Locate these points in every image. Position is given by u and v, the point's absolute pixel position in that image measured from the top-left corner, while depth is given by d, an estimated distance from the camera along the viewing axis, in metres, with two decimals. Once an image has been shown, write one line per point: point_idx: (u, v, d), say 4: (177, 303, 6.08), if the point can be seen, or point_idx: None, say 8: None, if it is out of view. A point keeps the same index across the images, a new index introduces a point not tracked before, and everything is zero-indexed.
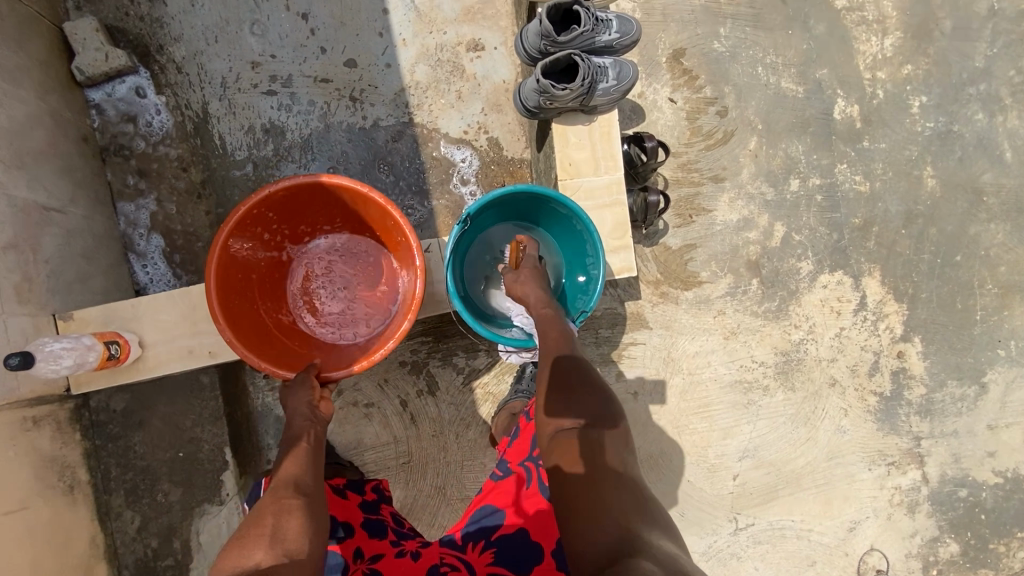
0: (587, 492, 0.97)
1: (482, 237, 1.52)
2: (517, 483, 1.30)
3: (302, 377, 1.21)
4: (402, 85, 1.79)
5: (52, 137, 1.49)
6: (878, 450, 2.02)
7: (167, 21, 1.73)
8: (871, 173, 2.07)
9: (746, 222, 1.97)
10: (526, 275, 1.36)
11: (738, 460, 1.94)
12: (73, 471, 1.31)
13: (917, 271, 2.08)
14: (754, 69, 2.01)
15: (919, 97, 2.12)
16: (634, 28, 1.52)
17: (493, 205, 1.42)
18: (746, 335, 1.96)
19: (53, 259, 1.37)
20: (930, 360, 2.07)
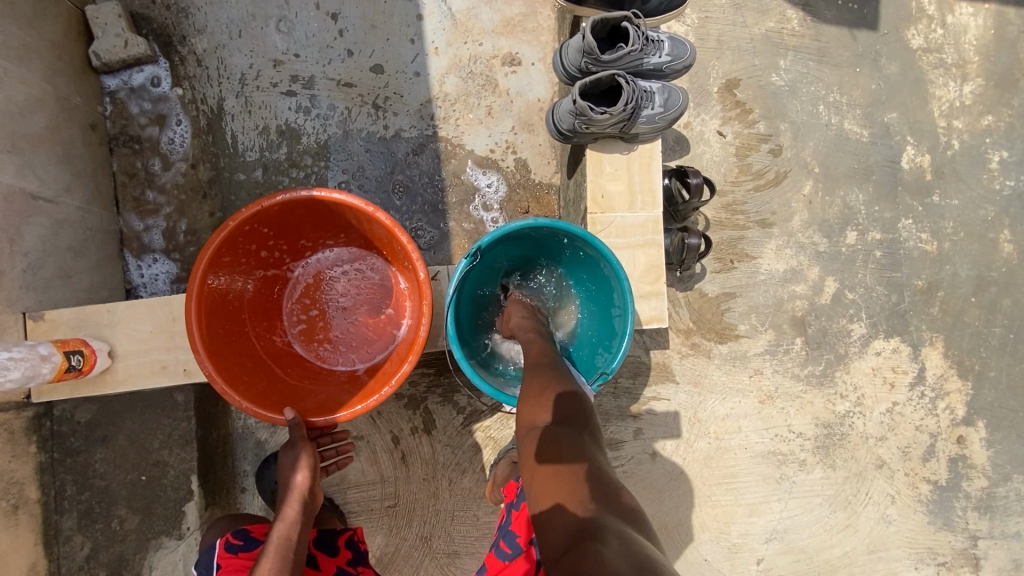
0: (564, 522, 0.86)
1: (497, 272, 1.37)
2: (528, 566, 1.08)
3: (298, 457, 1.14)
4: (429, 96, 1.67)
5: (54, 122, 1.41)
6: (927, 547, 1.77)
7: (192, 11, 1.64)
8: (939, 231, 1.85)
9: (793, 274, 1.77)
10: (512, 305, 1.29)
11: (764, 543, 1.71)
12: (21, 488, 1.18)
13: (986, 346, 1.84)
14: (814, 107, 1.83)
15: (1000, 151, 1.90)
16: (688, 51, 1.36)
17: (510, 238, 1.27)
18: (785, 401, 1.74)
19: (32, 252, 1.26)
20: (994, 448, 1.82)
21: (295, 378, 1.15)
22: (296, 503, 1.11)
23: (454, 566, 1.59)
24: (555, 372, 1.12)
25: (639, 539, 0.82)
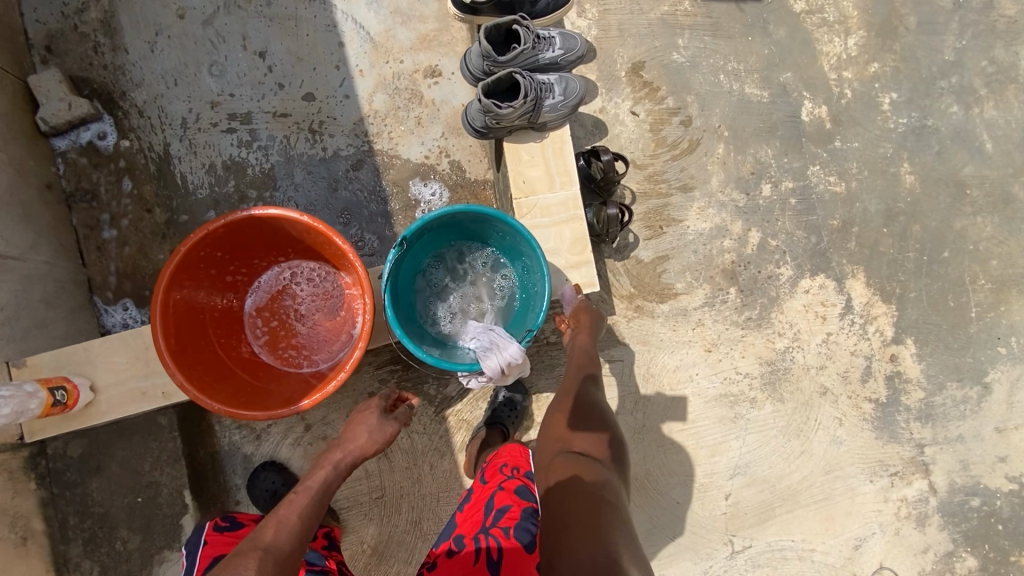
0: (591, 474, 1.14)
1: (429, 261, 1.47)
2: (467, 557, 1.17)
3: (372, 423, 1.33)
4: (361, 115, 1.81)
5: (12, 186, 1.51)
6: (878, 460, 1.92)
7: (129, 68, 1.77)
8: (845, 173, 2.03)
9: (719, 230, 1.93)
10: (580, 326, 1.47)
11: (728, 479, 1.85)
12: (26, 522, 1.28)
13: (903, 270, 2.01)
14: (716, 77, 2.00)
15: (889, 93, 2.09)
16: (578, 43, 1.54)
17: (430, 228, 1.38)
18: (728, 346, 1.89)
19: (7, 306, 1.37)
20: (926, 361, 1.98)
21: (261, 384, 1.26)
22: (344, 448, 1.26)
23: None
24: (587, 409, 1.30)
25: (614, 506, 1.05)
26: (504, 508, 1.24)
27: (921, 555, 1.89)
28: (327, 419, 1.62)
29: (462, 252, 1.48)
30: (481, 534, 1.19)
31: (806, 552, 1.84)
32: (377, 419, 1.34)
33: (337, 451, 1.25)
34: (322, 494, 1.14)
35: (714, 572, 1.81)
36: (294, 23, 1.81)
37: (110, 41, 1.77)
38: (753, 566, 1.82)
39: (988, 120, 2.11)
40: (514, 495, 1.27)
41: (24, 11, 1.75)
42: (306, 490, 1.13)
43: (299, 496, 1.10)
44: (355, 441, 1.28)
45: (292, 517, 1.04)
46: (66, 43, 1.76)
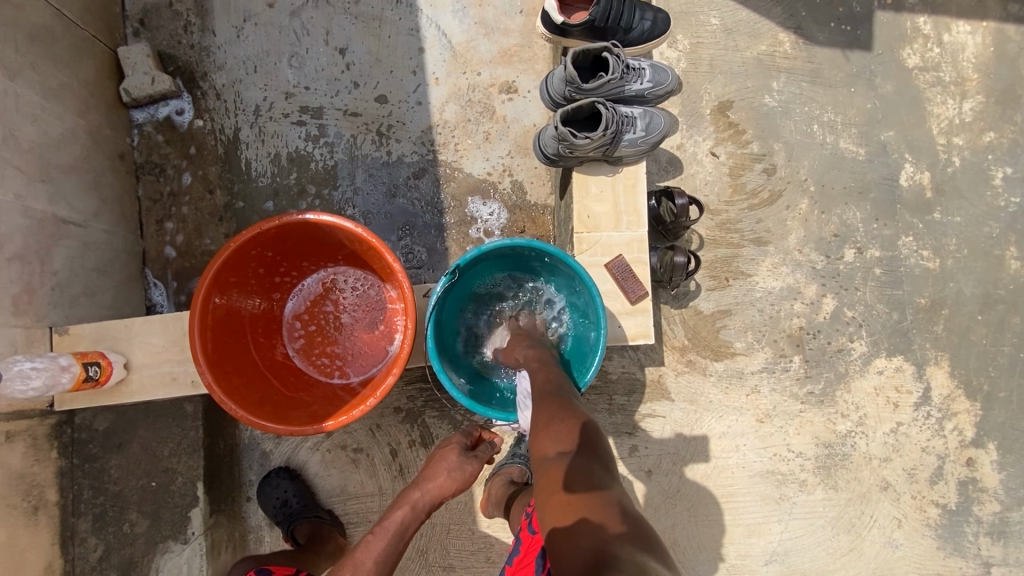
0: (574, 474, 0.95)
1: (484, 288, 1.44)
2: None
3: (462, 460, 1.21)
4: (430, 123, 1.76)
5: (85, 154, 1.54)
6: (937, 574, 1.71)
7: (214, 50, 1.78)
8: (941, 248, 1.83)
9: (790, 291, 1.78)
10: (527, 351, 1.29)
11: (763, 565, 1.68)
12: (41, 490, 1.27)
13: (995, 365, 1.79)
14: (808, 126, 1.85)
15: (1003, 167, 1.88)
16: (669, 78, 1.43)
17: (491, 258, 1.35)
18: (783, 419, 1.73)
19: (60, 272, 1.38)
20: (1008, 472, 1.76)
21: (289, 393, 1.22)
22: (426, 492, 1.16)
23: None
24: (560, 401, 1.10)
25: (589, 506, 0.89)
26: None
27: None
28: (350, 429, 1.59)
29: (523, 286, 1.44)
30: None
31: None
32: (460, 456, 1.22)
33: (420, 491, 1.16)
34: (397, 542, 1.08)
35: None
36: (378, 23, 1.79)
37: (200, 21, 1.79)
38: None
39: None
40: None
41: None
42: (381, 537, 1.08)
43: (370, 548, 1.06)
44: (436, 479, 1.18)
45: (365, 565, 1.03)
46: (160, 19, 1.79)
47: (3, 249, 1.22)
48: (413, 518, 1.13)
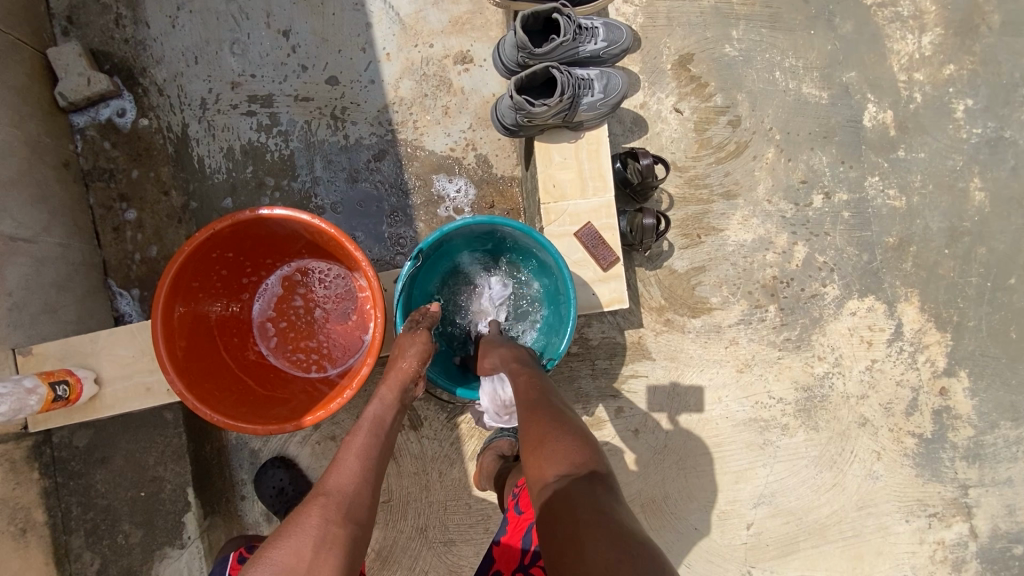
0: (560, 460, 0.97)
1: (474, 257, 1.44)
2: None
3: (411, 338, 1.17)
4: (386, 102, 1.71)
5: (25, 165, 1.46)
6: (917, 499, 1.79)
7: (150, 44, 1.70)
8: (907, 186, 1.85)
9: (762, 242, 1.79)
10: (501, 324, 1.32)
11: (752, 507, 1.74)
12: (28, 512, 1.26)
13: (963, 297, 1.84)
14: (770, 74, 1.83)
15: (964, 100, 1.89)
16: (623, 35, 1.41)
17: (471, 233, 1.34)
18: (762, 368, 1.77)
19: (15, 291, 1.33)
20: (979, 397, 1.82)
21: (270, 391, 1.21)
22: (391, 392, 1.13)
23: (451, 554, 1.64)
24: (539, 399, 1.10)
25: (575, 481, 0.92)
26: None
27: None
28: (336, 420, 1.58)
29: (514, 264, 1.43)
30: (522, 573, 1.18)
31: None
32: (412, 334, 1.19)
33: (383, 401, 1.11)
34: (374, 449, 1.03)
35: None
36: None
37: (131, 13, 1.70)
38: None
39: None
40: None
41: None
42: (356, 452, 1.00)
43: (352, 461, 0.98)
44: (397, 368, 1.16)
45: (350, 461, 0.98)
46: (88, 14, 1.69)
47: None
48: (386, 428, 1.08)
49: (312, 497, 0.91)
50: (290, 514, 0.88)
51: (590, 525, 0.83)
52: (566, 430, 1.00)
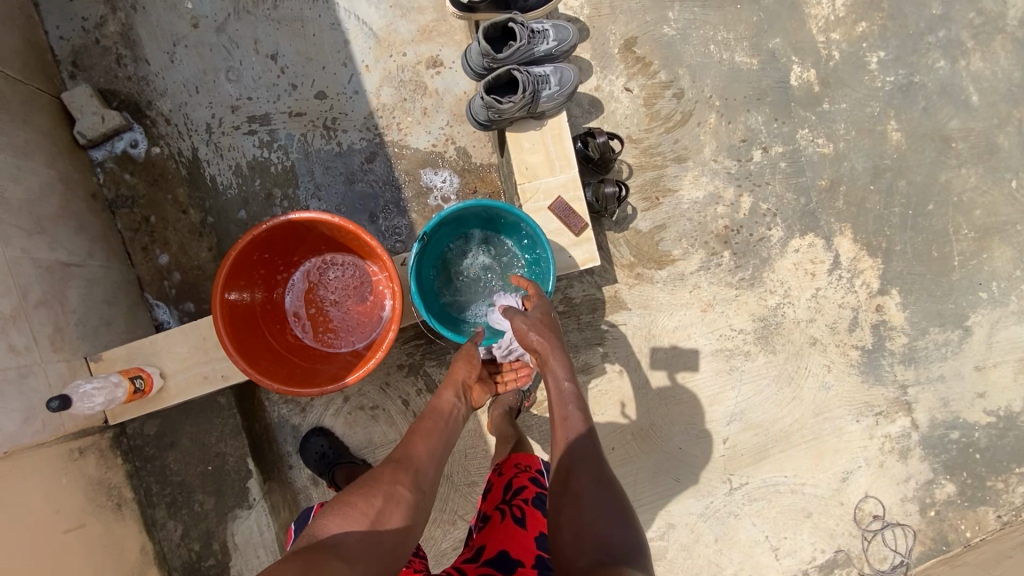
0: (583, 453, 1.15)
1: (481, 233, 1.69)
2: (494, 522, 1.28)
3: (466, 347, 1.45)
4: (370, 110, 1.92)
5: (64, 200, 1.66)
6: (864, 401, 2.09)
7: (152, 79, 1.89)
8: (833, 134, 2.12)
9: (712, 197, 2.06)
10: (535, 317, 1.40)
11: (726, 424, 2.04)
12: (119, 491, 1.50)
13: (889, 225, 2.13)
14: (706, 48, 2.08)
15: (876, 52, 2.15)
16: (570, 34, 1.65)
17: (463, 215, 1.59)
18: (723, 305, 2.05)
19: (78, 309, 1.55)
20: (909, 309, 2.12)
21: (312, 364, 1.46)
22: (448, 395, 1.34)
23: (475, 493, 1.92)
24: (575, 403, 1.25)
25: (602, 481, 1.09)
26: (521, 487, 1.33)
27: (904, 483, 2.10)
28: (363, 390, 1.84)
29: (515, 251, 1.67)
30: (502, 505, 1.31)
31: (798, 486, 2.06)
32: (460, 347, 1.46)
33: (444, 396, 1.34)
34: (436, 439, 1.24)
35: (715, 507, 2.03)
36: (301, 24, 1.92)
37: (131, 53, 1.89)
38: (748, 499, 2.04)
39: (974, 73, 2.18)
40: (528, 479, 1.36)
41: (48, 29, 1.85)
42: (422, 434, 1.23)
43: (420, 443, 1.20)
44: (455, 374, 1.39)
45: (420, 441, 1.21)
46: (91, 58, 1.87)
47: (28, 299, 1.39)
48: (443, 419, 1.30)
49: (387, 464, 1.13)
50: (369, 473, 1.09)
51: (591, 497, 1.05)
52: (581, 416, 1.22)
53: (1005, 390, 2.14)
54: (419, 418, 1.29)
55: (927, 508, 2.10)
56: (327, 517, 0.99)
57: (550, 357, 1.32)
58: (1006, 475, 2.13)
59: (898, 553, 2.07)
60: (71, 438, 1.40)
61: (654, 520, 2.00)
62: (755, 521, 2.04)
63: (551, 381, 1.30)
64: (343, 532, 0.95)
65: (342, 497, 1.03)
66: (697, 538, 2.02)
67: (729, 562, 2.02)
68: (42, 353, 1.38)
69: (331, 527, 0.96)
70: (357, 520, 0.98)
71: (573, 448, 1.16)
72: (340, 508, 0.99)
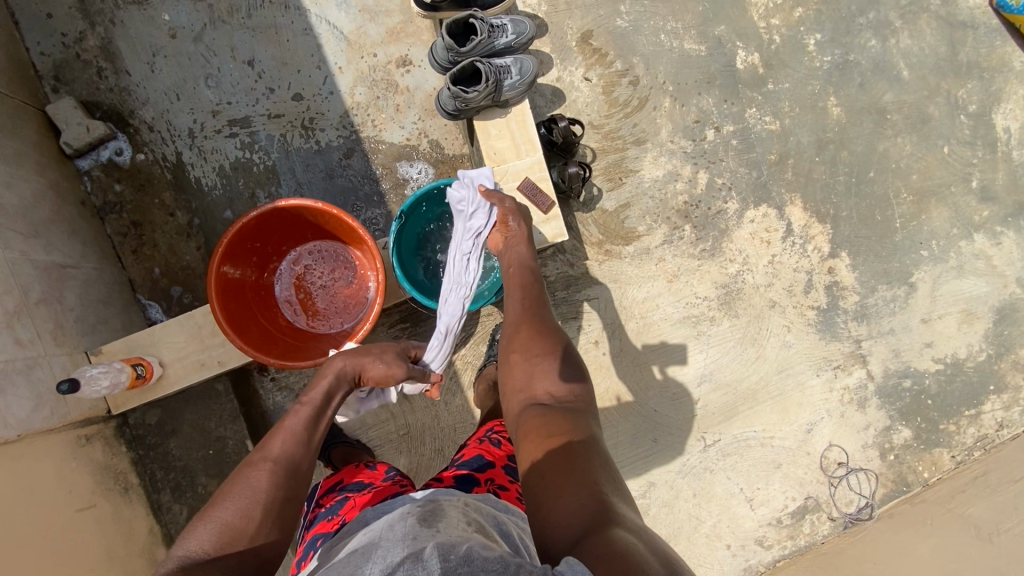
0: (539, 315, 1.40)
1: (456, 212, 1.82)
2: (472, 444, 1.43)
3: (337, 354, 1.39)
4: (345, 108, 2.03)
5: (57, 207, 1.75)
6: (823, 356, 2.25)
7: (133, 89, 1.98)
8: (779, 112, 2.29)
9: (671, 175, 2.21)
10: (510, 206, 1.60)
11: (697, 385, 2.19)
12: (125, 476, 1.60)
13: (835, 193, 2.30)
14: (657, 37, 2.23)
15: (814, 35, 2.33)
16: (528, 27, 1.80)
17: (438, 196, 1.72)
18: (687, 276, 2.20)
19: (76, 307, 1.63)
20: (859, 270, 2.29)
21: (305, 343, 1.58)
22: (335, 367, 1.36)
23: None
24: (534, 276, 1.49)
25: (556, 335, 1.35)
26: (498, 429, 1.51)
27: (864, 431, 2.26)
28: None
29: None
30: (480, 436, 1.47)
31: (767, 439, 2.21)
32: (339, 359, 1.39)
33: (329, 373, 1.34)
34: (314, 422, 1.25)
35: (691, 464, 2.17)
36: (275, 30, 2.03)
37: (111, 65, 1.97)
38: (722, 455, 2.18)
39: (903, 49, 2.37)
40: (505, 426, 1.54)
41: (29, 46, 1.93)
42: (302, 422, 1.22)
43: (298, 432, 1.20)
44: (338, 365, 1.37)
45: (298, 431, 1.20)
46: (73, 71, 1.95)
47: (29, 297, 1.47)
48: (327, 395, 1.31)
49: (264, 462, 1.12)
50: (238, 476, 1.07)
51: (544, 349, 1.31)
52: (537, 289, 1.47)
53: (951, 340, 2.32)
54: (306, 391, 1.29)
55: (886, 453, 2.26)
56: (197, 530, 0.99)
57: (514, 237, 1.55)
58: (957, 418, 2.29)
59: (863, 496, 2.22)
60: (78, 425, 1.48)
61: (635, 480, 2.13)
62: (730, 475, 2.18)
63: (513, 254, 1.54)
64: (214, 556, 0.96)
65: (212, 510, 1.02)
66: (676, 494, 2.15)
67: (708, 514, 2.16)
68: (45, 347, 1.47)
69: (205, 546, 0.97)
70: (228, 542, 0.99)
71: (526, 310, 1.41)
72: (209, 528, 0.99)
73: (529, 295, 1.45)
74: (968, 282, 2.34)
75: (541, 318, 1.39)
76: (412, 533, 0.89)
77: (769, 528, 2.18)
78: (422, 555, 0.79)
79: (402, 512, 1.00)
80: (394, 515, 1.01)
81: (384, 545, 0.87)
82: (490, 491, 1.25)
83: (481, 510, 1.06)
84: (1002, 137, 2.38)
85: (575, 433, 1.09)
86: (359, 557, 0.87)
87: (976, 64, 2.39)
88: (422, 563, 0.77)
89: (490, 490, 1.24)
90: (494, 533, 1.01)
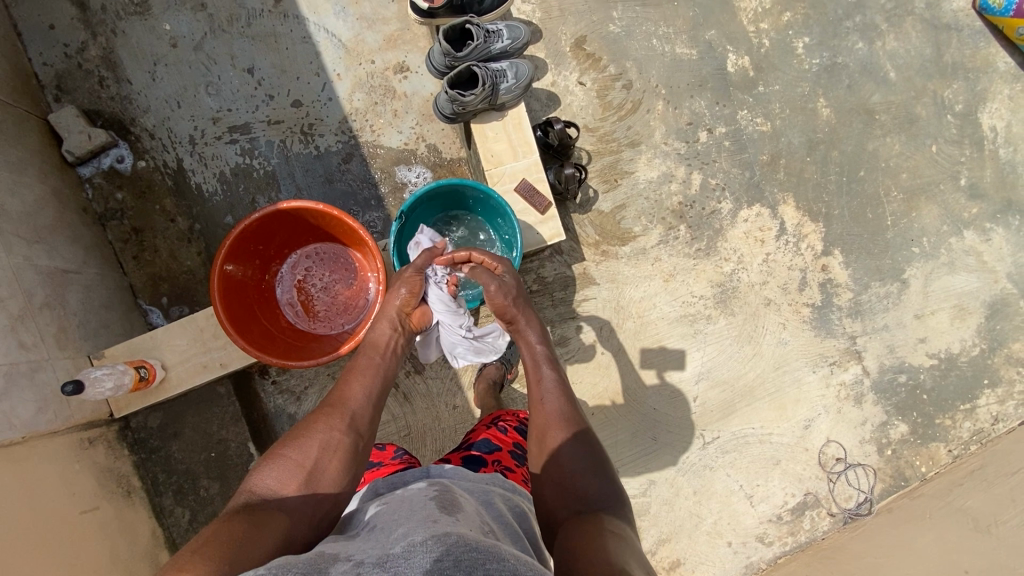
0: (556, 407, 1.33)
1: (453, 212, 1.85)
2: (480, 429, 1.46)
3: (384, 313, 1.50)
4: (344, 114, 2.06)
5: (59, 213, 1.76)
6: (818, 353, 2.28)
7: (135, 97, 2.00)
8: (770, 114, 2.33)
9: (666, 176, 2.24)
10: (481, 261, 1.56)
11: (694, 383, 2.21)
12: (127, 480, 1.61)
13: (827, 192, 2.34)
14: (649, 42, 2.28)
15: (802, 38, 2.38)
16: (522, 33, 1.85)
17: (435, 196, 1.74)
18: (683, 275, 2.23)
19: (78, 312, 1.65)
20: (852, 267, 2.33)
21: (308, 343, 1.60)
22: (384, 329, 1.49)
23: None
24: (548, 363, 1.44)
25: (578, 431, 1.27)
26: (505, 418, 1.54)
27: (861, 426, 2.28)
28: None
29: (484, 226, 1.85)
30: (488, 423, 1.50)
31: (765, 436, 2.22)
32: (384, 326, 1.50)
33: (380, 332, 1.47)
34: (371, 379, 1.35)
35: (691, 461, 2.18)
36: (274, 38, 2.06)
37: (113, 74, 2.00)
38: (721, 452, 2.20)
39: (890, 51, 2.42)
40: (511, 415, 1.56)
41: (32, 56, 1.96)
42: (357, 377, 1.33)
43: (355, 385, 1.31)
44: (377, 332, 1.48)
45: (354, 386, 1.31)
46: (74, 81, 1.98)
47: (33, 301, 1.48)
48: (380, 353, 1.44)
49: (320, 412, 1.21)
50: (300, 423, 1.17)
51: (563, 447, 1.23)
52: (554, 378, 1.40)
53: (944, 335, 2.35)
54: (356, 356, 1.41)
55: (884, 448, 2.28)
56: (263, 470, 1.09)
57: (523, 324, 1.52)
58: (952, 413, 2.31)
59: (862, 491, 2.24)
60: (80, 429, 1.49)
61: (635, 479, 2.14)
62: (730, 472, 2.19)
63: (525, 342, 1.49)
64: (278, 491, 1.04)
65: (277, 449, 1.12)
66: (677, 492, 2.16)
67: (708, 512, 2.17)
68: (49, 350, 1.48)
69: (271, 481, 1.05)
70: (292, 476, 1.07)
71: (543, 404, 1.34)
72: (274, 463, 1.08)
73: (545, 386, 1.38)
74: (960, 278, 2.37)
75: (558, 410, 1.32)
76: (433, 517, 0.88)
77: (769, 525, 2.19)
78: (446, 537, 0.79)
79: (422, 493, 1.00)
80: (414, 493, 1.01)
81: (404, 523, 0.87)
82: (498, 472, 1.27)
83: (499, 497, 1.10)
84: (988, 135, 2.43)
85: (601, 531, 1.01)
86: (382, 532, 0.87)
87: (961, 65, 2.45)
88: (445, 548, 0.76)
89: (498, 471, 1.27)
90: (507, 529, 0.99)
